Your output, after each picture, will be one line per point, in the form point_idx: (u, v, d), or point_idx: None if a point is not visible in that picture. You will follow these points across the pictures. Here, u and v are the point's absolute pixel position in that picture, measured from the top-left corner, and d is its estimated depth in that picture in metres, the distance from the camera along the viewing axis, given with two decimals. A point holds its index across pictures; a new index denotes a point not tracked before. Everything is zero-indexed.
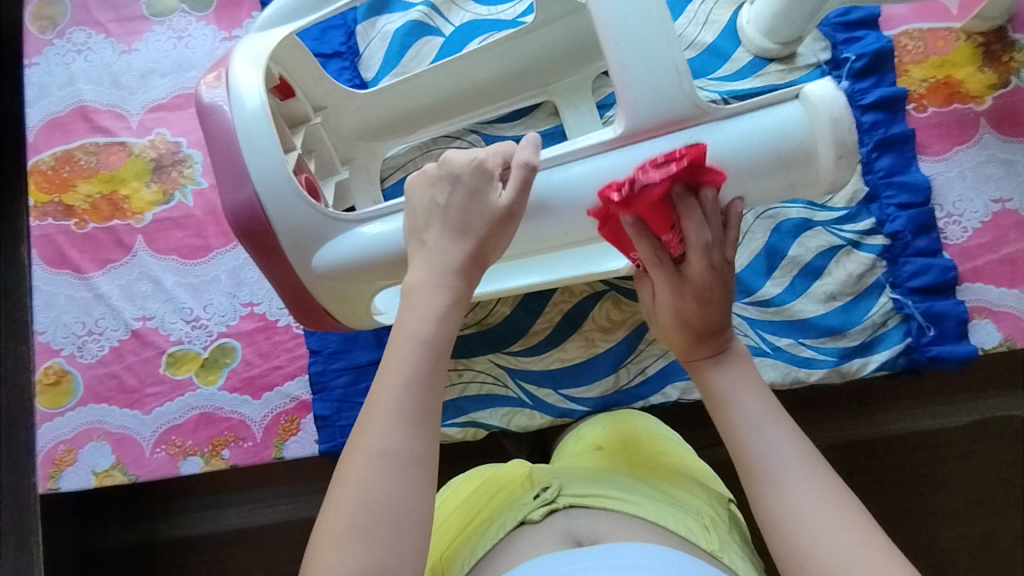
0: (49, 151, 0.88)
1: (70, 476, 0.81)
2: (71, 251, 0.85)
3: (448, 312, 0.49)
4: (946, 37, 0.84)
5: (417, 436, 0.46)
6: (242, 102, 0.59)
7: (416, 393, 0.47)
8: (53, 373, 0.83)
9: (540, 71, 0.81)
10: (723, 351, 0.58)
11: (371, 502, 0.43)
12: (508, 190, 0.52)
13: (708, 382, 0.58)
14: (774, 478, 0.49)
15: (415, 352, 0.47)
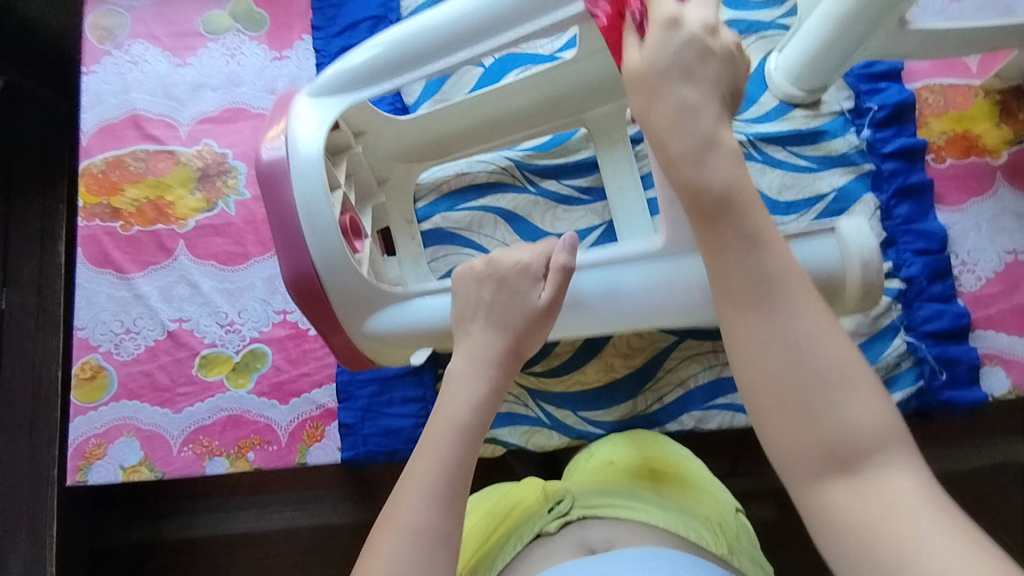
0: (100, 155, 0.92)
1: (98, 470, 0.83)
2: (114, 251, 0.89)
3: (486, 401, 0.54)
4: (965, 93, 0.88)
5: (446, 515, 0.49)
6: (302, 164, 0.62)
7: (450, 473, 0.50)
8: (88, 369, 0.86)
9: (575, 101, 0.82)
10: (709, 137, 0.48)
11: (399, 574, 0.46)
12: (546, 290, 0.57)
13: (698, 179, 0.47)
14: (771, 297, 0.45)
15: (452, 439, 0.52)
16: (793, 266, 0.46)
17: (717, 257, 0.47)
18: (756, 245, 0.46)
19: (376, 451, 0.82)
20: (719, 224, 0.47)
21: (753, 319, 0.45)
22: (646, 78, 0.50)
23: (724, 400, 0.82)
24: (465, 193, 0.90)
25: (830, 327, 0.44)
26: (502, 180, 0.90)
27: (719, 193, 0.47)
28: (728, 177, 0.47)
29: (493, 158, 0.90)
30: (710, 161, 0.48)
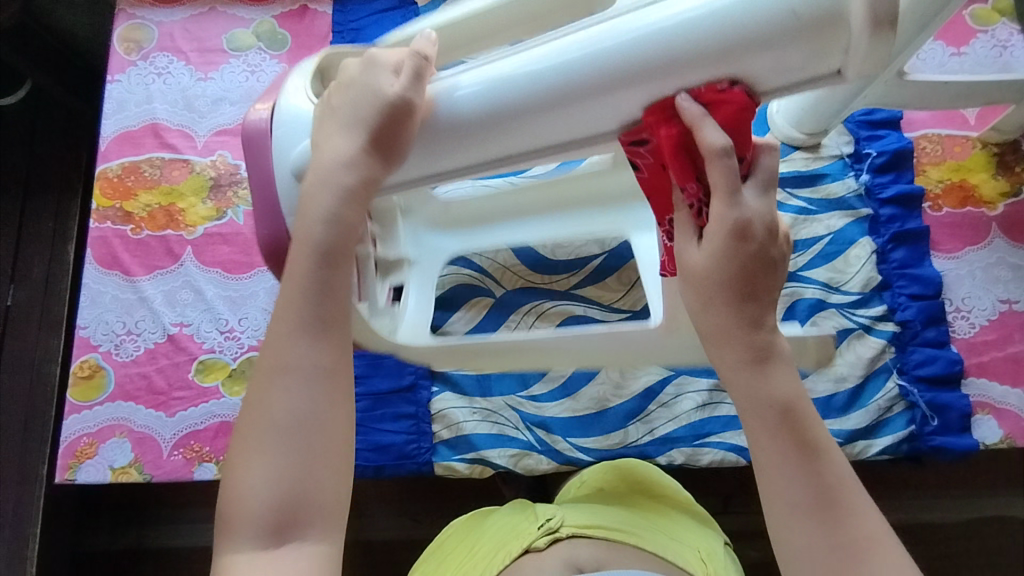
0: (117, 160, 0.94)
1: (88, 469, 0.83)
2: (123, 254, 0.91)
3: (338, 209, 0.51)
4: (962, 144, 0.90)
5: (321, 348, 0.49)
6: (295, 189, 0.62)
7: (314, 300, 0.49)
8: (87, 368, 0.87)
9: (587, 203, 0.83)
10: (767, 353, 0.50)
11: (290, 413, 0.47)
12: (401, 80, 0.51)
13: (766, 394, 0.49)
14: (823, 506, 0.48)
15: (308, 261, 0.50)
16: (842, 477, 0.49)
17: (769, 471, 0.49)
18: (814, 456, 0.49)
19: (364, 466, 0.82)
20: (773, 438, 0.49)
21: (805, 527, 0.48)
22: (700, 282, 0.50)
23: (715, 437, 0.82)
24: None
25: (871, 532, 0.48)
26: None
27: (781, 407, 0.49)
28: (791, 387, 0.50)
29: None
30: (770, 373, 0.50)
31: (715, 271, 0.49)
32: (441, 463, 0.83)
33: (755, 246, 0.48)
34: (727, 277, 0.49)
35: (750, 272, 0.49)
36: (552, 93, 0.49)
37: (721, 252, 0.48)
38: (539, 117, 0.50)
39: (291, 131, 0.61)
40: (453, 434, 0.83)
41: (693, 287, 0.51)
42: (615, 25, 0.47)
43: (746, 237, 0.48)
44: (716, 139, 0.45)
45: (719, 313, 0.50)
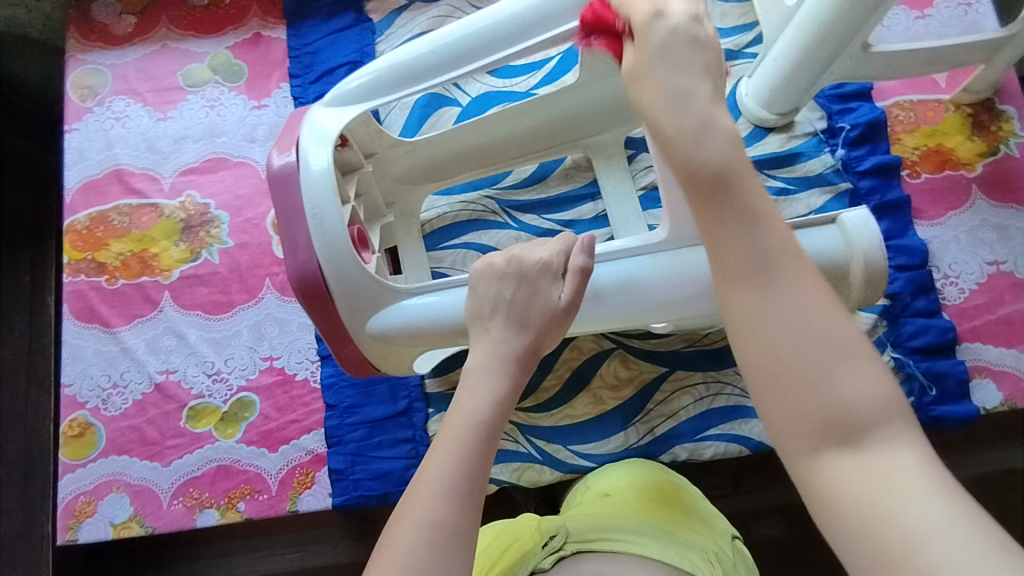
0: (84, 211, 0.92)
1: (89, 528, 0.82)
2: (101, 306, 0.89)
3: (506, 397, 0.52)
4: (935, 108, 0.89)
5: (463, 510, 0.47)
6: (327, 229, 0.60)
7: (467, 469, 0.48)
8: (76, 426, 0.85)
9: (580, 125, 0.87)
10: (751, 211, 0.42)
11: (414, 571, 0.44)
12: (567, 290, 0.56)
13: (691, 150, 0.45)
14: (799, 369, 0.38)
15: (470, 431, 0.50)
16: (793, 248, 0.42)
17: (716, 226, 0.43)
18: (756, 225, 0.42)
19: (367, 496, 0.82)
20: (719, 203, 0.43)
21: (792, 392, 0.38)
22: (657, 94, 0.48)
23: (716, 431, 0.81)
24: (448, 232, 0.91)
25: (880, 400, 0.38)
26: (483, 216, 0.91)
27: (717, 169, 0.44)
28: (725, 156, 0.44)
29: (472, 197, 0.92)
30: (708, 139, 0.45)
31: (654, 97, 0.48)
32: None
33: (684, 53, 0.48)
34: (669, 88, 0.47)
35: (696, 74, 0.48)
36: (629, 303, 0.60)
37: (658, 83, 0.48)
38: (612, 315, 0.62)
39: (355, 293, 0.61)
40: None
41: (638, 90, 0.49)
42: (688, 253, 0.59)
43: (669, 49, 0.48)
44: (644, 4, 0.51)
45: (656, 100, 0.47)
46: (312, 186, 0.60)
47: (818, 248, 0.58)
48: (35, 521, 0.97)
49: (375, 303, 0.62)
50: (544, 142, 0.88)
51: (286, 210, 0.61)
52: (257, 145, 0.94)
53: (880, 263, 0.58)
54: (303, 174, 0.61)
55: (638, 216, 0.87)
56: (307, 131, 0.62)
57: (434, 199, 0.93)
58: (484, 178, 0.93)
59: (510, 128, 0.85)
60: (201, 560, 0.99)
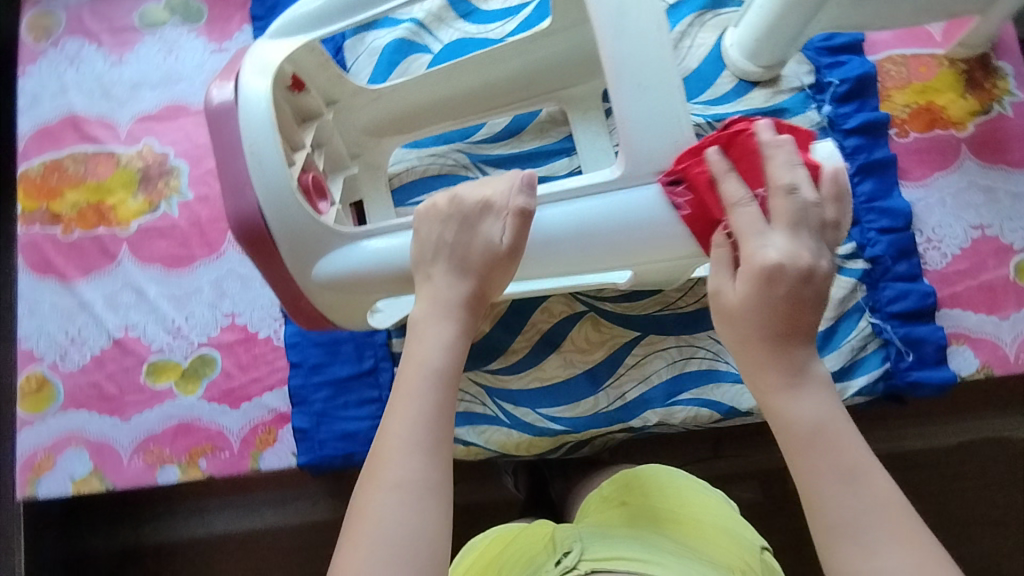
0: (38, 159, 0.88)
1: (48, 483, 0.81)
2: (57, 258, 0.86)
3: (456, 341, 0.53)
4: (928, 63, 0.85)
5: (432, 464, 0.49)
6: (267, 171, 0.57)
7: (429, 421, 0.50)
8: (34, 381, 0.83)
9: (553, 74, 0.82)
10: (800, 373, 0.48)
11: (391, 532, 0.46)
12: (507, 231, 0.53)
13: (778, 405, 0.48)
14: (855, 532, 0.44)
15: (426, 383, 0.51)
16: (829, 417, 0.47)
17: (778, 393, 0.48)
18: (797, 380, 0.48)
19: (333, 455, 0.80)
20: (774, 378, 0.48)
21: (847, 557, 0.44)
22: (740, 316, 0.48)
23: (688, 396, 0.80)
24: (417, 187, 0.87)
25: (919, 566, 0.43)
26: (453, 171, 0.88)
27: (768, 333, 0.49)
28: (816, 407, 0.47)
29: (442, 150, 0.88)
30: (801, 391, 0.48)
31: (745, 311, 0.48)
32: None
33: (785, 290, 0.47)
34: (764, 322, 0.48)
35: (794, 312, 0.47)
36: (584, 248, 0.57)
37: (757, 297, 0.47)
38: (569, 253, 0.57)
39: (302, 244, 0.59)
40: None
41: (730, 324, 0.50)
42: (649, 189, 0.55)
43: (775, 280, 0.47)
44: (736, 190, 0.50)
45: (756, 339, 0.49)
46: (250, 124, 0.57)
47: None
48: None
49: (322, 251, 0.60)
50: (516, 93, 0.84)
51: (225, 151, 0.58)
52: None
53: None
54: (240, 108, 0.57)
55: None
56: (249, 65, 0.59)
57: (402, 152, 0.89)
58: (455, 131, 0.89)
59: (480, 76, 0.81)
60: (177, 516, 0.99)
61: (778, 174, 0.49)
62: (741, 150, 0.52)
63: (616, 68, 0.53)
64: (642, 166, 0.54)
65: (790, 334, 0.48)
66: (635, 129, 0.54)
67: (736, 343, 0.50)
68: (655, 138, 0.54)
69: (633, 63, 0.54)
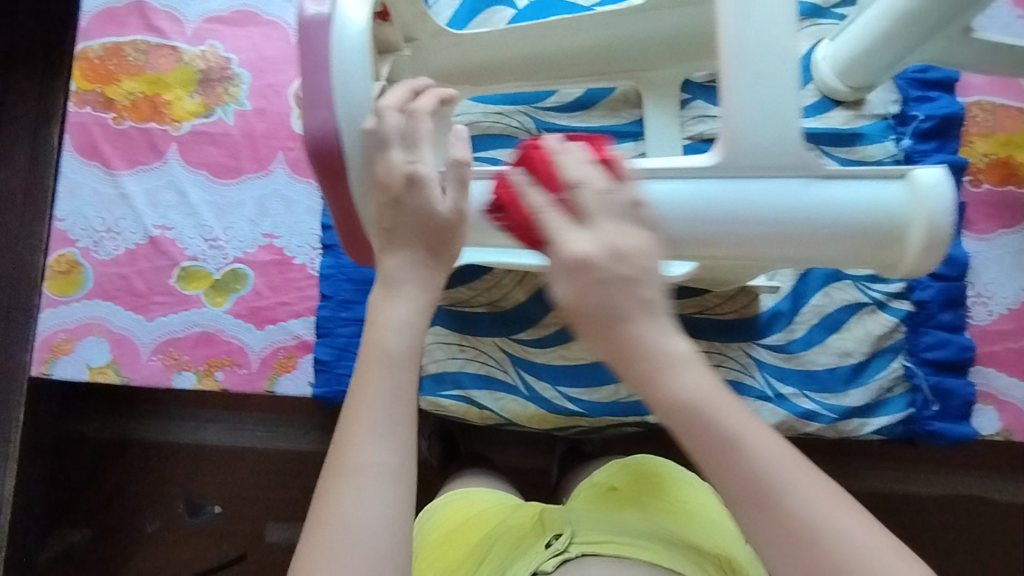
0: (98, 40, 0.85)
1: (64, 366, 0.81)
2: (104, 145, 0.84)
3: (415, 321, 0.50)
4: (1017, 116, 0.83)
5: (392, 454, 0.46)
6: (357, 97, 0.55)
7: (392, 404, 0.47)
8: (64, 263, 0.83)
9: (638, 53, 0.80)
10: (665, 351, 0.42)
11: (363, 531, 0.44)
12: (449, 195, 0.51)
13: (668, 393, 0.41)
14: (792, 524, 0.39)
15: (385, 372, 0.48)
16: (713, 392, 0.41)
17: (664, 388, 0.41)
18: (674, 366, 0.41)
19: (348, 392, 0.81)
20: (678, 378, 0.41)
21: (784, 557, 0.39)
22: (583, 306, 0.42)
23: None
24: (477, 143, 0.85)
25: (834, 503, 0.39)
26: (515, 133, 0.85)
27: (689, 403, 0.41)
28: (696, 388, 0.41)
29: (509, 110, 0.86)
30: (678, 371, 0.41)
31: (575, 314, 0.42)
32: (427, 397, 0.82)
33: (630, 272, 0.42)
34: (597, 307, 0.42)
35: (609, 310, 0.42)
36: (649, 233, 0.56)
37: (578, 299, 0.42)
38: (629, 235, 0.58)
39: (372, 176, 0.56)
40: (440, 370, 0.82)
41: (582, 323, 0.43)
42: (737, 185, 0.52)
43: (585, 274, 0.42)
44: (535, 196, 0.45)
45: (587, 322, 0.42)
46: (344, 46, 0.55)
47: (875, 200, 0.52)
48: (7, 345, 0.96)
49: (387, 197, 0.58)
50: (594, 65, 0.81)
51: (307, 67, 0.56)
52: (292, 6, 0.87)
53: (945, 230, 0.52)
54: (335, 27, 0.55)
55: None
56: None
57: (469, 104, 0.87)
58: (526, 93, 0.86)
59: (565, 39, 0.78)
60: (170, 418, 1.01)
61: (567, 172, 0.45)
62: (536, 158, 0.47)
63: (732, 53, 0.50)
64: (741, 159, 0.51)
65: (644, 316, 0.42)
66: (742, 118, 0.50)
67: (591, 338, 0.43)
68: (760, 131, 0.50)
69: (751, 51, 0.51)
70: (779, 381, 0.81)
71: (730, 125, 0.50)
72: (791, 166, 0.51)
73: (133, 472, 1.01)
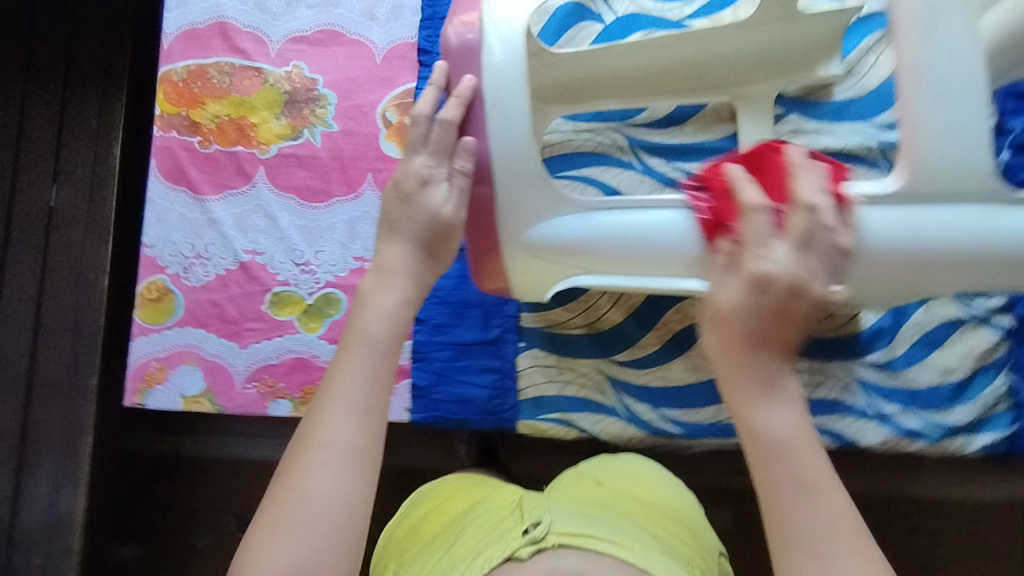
0: (182, 62, 0.84)
1: (158, 395, 0.80)
2: (190, 169, 0.83)
3: (398, 309, 0.58)
4: None
5: (362, 431, 0.55)
6: (511, 133, 0.58)
7: (367, 387, 0.56)
8: (154, 290, 0.82)
9: (733, 68, 0.79)
10: (774, 386, 0.52)
11: (324, 488, 0.53)
12: (451, 201, 0.60)
13: (755, 422, 0.52)
14: (812, 545, 0.50)
15: (364, 354, 0.56)
16: (794, 430, 0.52)
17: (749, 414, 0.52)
18: (773, 398, 0.52)
19: (445, 417, 0.81)
20: (763, 412, 0.52)
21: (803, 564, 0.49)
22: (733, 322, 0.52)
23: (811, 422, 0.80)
24: (568, 160, 0.84)
25: (852, 541, 0.50)
26: (608, 151, 0.85)
27: (775, 441, 0.52)
28: (788, 421, 0.52)
29: (600, 128, 0.85)
30: (771, 405, 0.52)
31: (726, 321, 0.53)
32: (525, 422, 0.81)
33: (774, 299, 0.51)
34: (749, 331, 0.52)
35: (779, 324, 0.52)
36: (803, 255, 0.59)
37: (749, 304, 0.52)
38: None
39: (525, 210, 0.61)
40: (539, 393, 0.81)
41: (723, 338, 0.53)
42: (921, 208, 0.57)
43: (764, 288, 0.51)
44: (755, 196, 0.54)
45: (733, 356, 0.53)
46: (498, 78, 0.57)
47: None
48: (81, 369, 0.96)
49: (528, 208, 0.61)
50: (689, 81, 0.81)
51: None
52: (376, 24, 0.85)
53: None
54: (485, 62, 0.58)
55: None
56: (495, 19, 0.58)
57: (559, 122, 0.85)
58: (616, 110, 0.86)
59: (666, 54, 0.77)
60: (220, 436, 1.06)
61: (802, 191, 0.54)
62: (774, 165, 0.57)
63: (919, 78, 0.55)
64: (923, 181, 0.56)
65: (773, 345, 0.52)
66: (934, 138, 0.55)
67: (716, 352, 0.54)
68: (946, 150, 0.55)
69: (935, 78, 0.55)
70: (882, 399, 0.80)
71: (917, 145, 0.56)
72: (979, 191, 0.56)
73: (182, 482, 1.12)
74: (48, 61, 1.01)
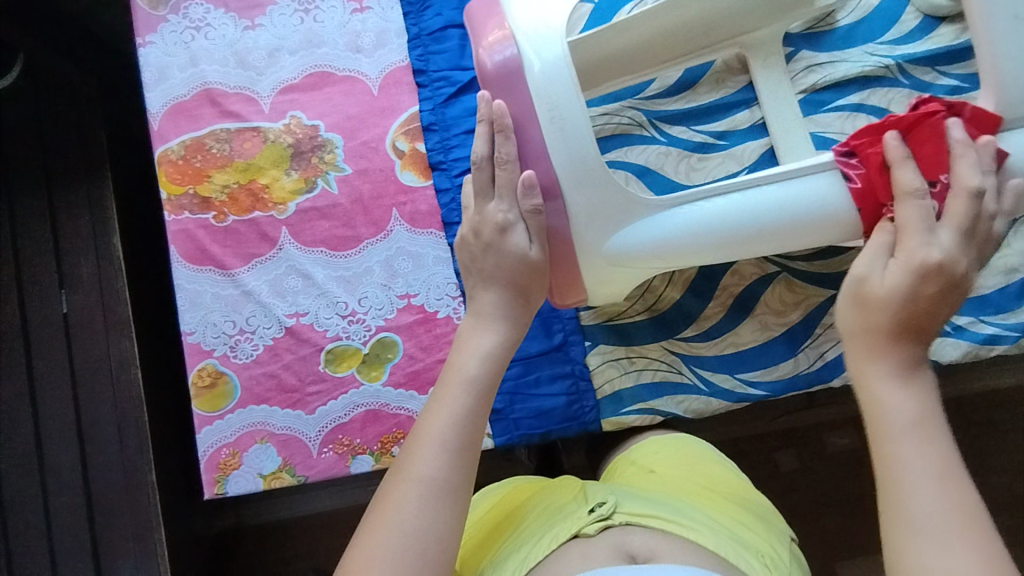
0: (177, 139, 0.81)
1: (237, 480, 0.78)
2: (212, 246, 0.80)
3: (494, 349, 0.59)
4: None
5: (455, 468, 0.53)
6: (570, 135, 0.57)
7: (461, 424, 0.55)
8: (206, 376, 0.79)
9: (739, 16, 0.77)
10: (911, 366, 0.50)
11: (404, 523, 0.50)
12: (534, 241, 0.60)
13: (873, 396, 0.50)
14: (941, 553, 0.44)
15: (462, 389, 0.56)
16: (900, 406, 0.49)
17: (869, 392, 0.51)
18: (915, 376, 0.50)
19: (529, 434, 0.79)
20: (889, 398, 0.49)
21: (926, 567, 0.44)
22: (875, 303, 0.52)
23: None
24: None
25: None
26: (628, 129, 0.82)
27: (910, 420, 0.48)
28: (912, 400, 0.49)
29: (615, 108, 0.83)
30: (909, 383, 0.50)
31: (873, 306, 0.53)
32: (609, 419, 0.79)
33: (933, 286, 0.52)
34: (896, 313, 0.51)
35: (920, 300, 0.52)
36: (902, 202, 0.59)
37: (905, 291, 0.52)
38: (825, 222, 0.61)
39: (600, 216, 0.60)
40: (616, 388, 0.79)
41: (865, 310, 0.53)
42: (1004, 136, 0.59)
43: (927, 277, 0.52)
44: (908, 178, 0.56)
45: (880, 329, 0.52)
46: (546, 84, 0.57)
47: None
48: (138, 472, 0.92)
49: (590, 206, 0.60)
50: (698, 39, 0.78)
51: None
52: (364, 55, 0.83)
53: None
54: (527, 75, 0.58)
55: (801, 124, 0.79)
56: (527, 32, 0.58)
57: None
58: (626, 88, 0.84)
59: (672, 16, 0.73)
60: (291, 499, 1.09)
61: (960, 167, 0.56)
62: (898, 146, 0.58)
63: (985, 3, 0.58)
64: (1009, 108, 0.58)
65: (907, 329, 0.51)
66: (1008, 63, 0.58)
67: (856, 331, 0.53)
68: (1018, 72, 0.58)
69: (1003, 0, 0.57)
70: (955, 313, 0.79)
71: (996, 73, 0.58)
72: None
73: (257, 555, 1.11)
74: (20, 164, 0.95)
